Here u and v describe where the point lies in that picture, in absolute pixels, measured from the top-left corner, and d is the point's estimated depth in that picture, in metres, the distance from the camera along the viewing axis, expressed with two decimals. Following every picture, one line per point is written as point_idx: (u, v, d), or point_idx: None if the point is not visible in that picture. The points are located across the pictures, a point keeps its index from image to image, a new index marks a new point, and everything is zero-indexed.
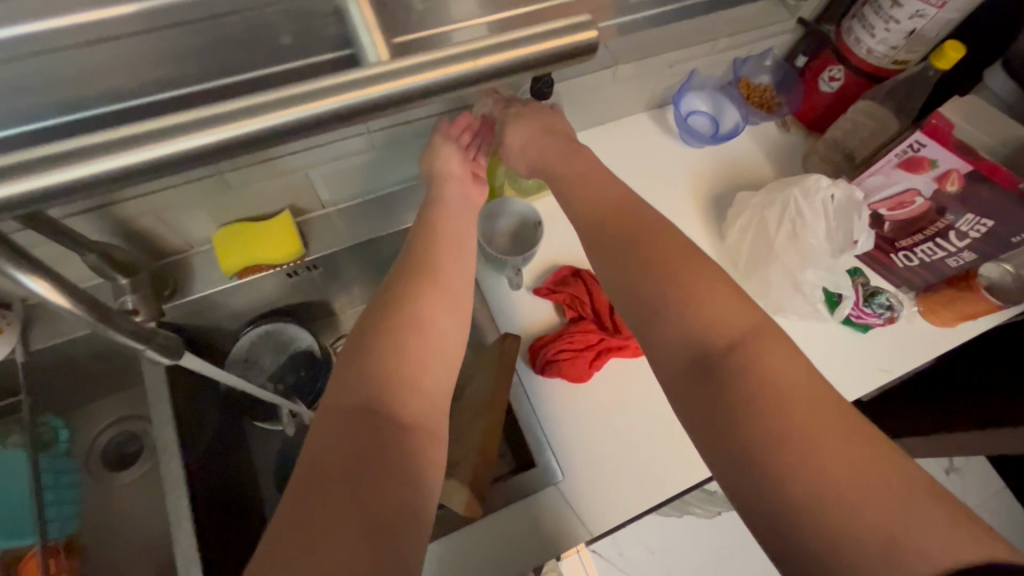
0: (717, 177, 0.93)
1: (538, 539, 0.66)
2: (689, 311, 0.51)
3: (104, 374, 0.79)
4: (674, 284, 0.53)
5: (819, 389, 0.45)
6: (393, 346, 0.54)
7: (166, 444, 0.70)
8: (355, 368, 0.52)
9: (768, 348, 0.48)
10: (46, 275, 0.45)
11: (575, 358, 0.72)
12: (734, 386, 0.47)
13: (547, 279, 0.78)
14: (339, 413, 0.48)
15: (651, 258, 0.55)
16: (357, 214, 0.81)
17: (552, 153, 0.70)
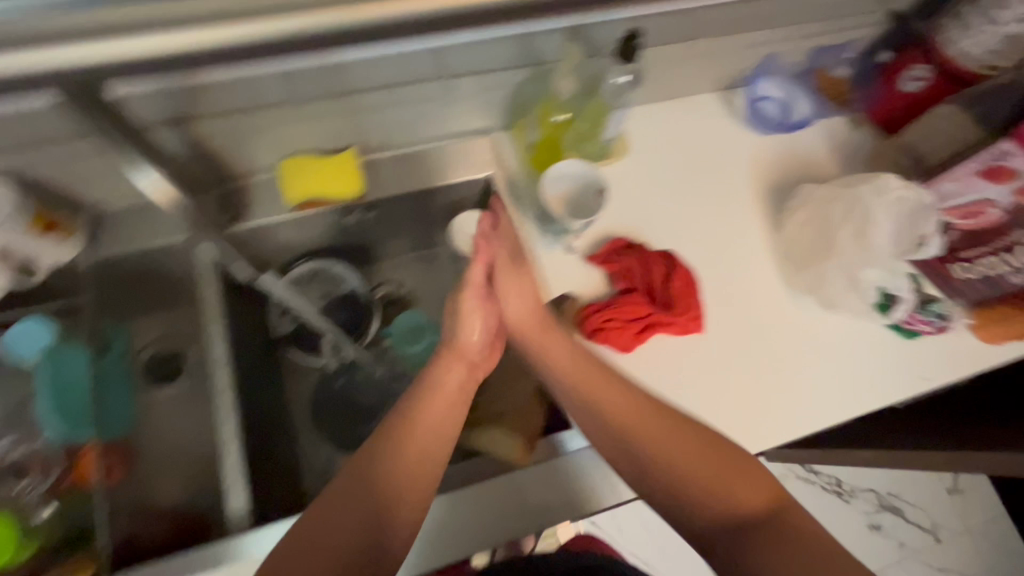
0: (782, 166, 0.90)
1: (556, 502, 0.68)
2: (671, 455, 0.64)
3: (157, 289, 0.81)
4: (665, 434, 0.65)
5: (757, 484, 0.63)
6: (423, 413, 0.66)
7: (217, 361, 0.72)
8: (375, 469, 0.62)
9: (739, 491, 0.63)
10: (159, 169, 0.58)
11: (622, 328, 0.73)
12: (699, 465, 0.64)
13: (601, 249, 0.78)
14: (374, 479, 0.61)
15: (639, 415, 0.66)
16: (418, 162, 0.82)
17: (525, 319, 0.73)
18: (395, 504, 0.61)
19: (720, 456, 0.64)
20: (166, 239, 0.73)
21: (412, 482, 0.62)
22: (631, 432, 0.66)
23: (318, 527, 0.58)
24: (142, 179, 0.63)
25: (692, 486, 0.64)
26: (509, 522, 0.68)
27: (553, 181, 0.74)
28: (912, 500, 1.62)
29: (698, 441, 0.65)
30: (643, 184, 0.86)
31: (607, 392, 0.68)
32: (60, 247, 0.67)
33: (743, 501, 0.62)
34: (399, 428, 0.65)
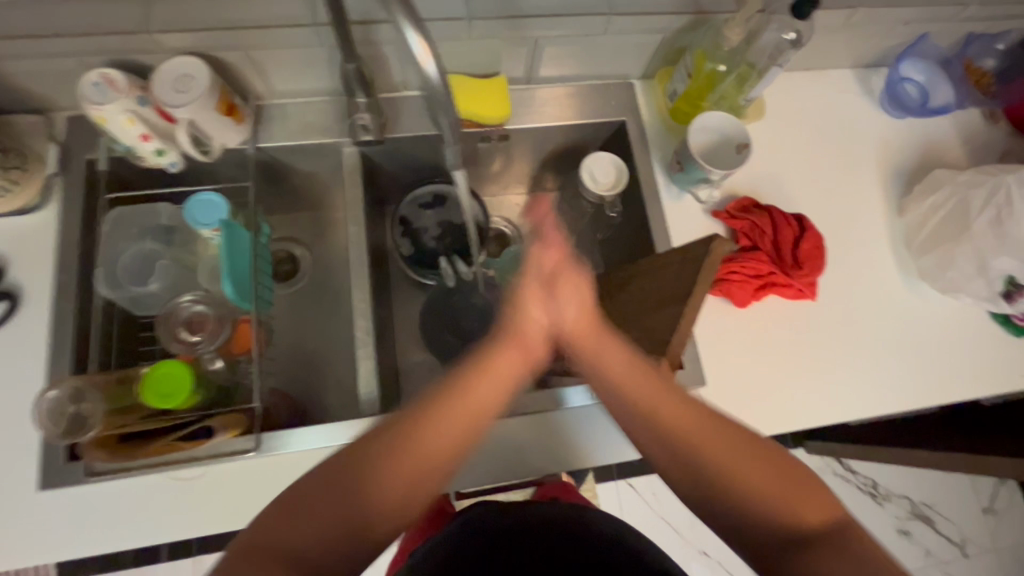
0: (913, 150, 0.89)
1: (545, 452, 0.72)
2: (714, 467, 0.54)
3: (293, 186, 0.87)
4: (712, 444, 0.55)
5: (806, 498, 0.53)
6: (438, 410, 0.55)
7: (355, 259, 0.76)
8: (368, 461, 0.52)
9: (794, 498, 0.53)
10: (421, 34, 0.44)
11: (742, 282, 0.76)
12: (740, 475, 0.54)
13: (728, 205, 0.80)
14: (369, 473, 0.51)
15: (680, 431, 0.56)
16: (556, 99, 0.85)
17: (583, 327, 0.62)
18: (386, 499, 0.52)
19: (761, 462, 0.54)
20: (321, 138, 0.78)
21: (418, 482, 0.53)
22: (666, 429, 0.56)
23: (294, 514, 0.49)
24: (409, 26, 0.43)
25: (738, 487, 0.54)
26: (502, 465, 0.71)
27: (698, 129, 0.76)
28: (944, 513, 1.62)
29: (751, 454, 0.54)
30: (771, 149, 0.86)
31: (641, 381, 0.58)
32: (234, 132, 0.72)
33: (795, 510, 0.52)
34: (397, 436, 0.53)
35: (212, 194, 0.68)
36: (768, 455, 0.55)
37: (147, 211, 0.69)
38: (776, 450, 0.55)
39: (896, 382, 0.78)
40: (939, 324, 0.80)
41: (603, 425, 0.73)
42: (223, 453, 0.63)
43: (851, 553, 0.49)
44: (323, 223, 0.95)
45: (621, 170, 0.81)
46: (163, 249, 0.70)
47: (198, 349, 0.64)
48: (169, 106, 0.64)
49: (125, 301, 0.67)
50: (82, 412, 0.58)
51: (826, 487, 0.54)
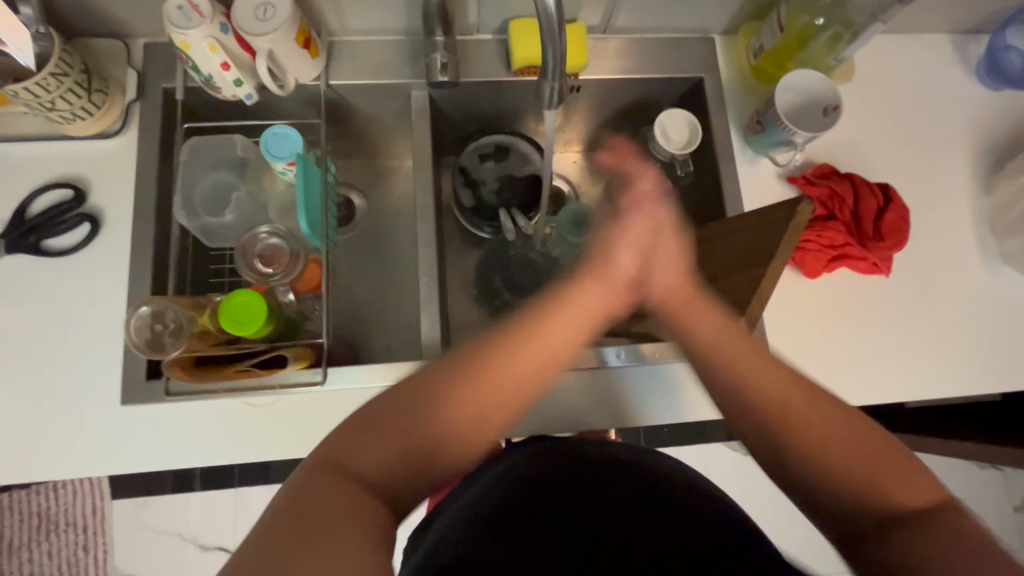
0: (1007, 125, 0.84)
1: (593, 407, 0.75)
2: (799, 428, 0.52)
3: (356, 129, 0.86)
4: (799, 407, 0.53)
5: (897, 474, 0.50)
6: (517, 345, 0.54)
7: (422, 205, 0.76)
8: (443, 387, 0.51)
9: (884, 468, 0.50)
10: None
11: (815, 252, 0.73)
12: (828, 436, 0.51)
13: (806, 171, 0.77)
14: (444, 398, 0.51)
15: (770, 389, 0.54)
16: (631, 51, 0.82)
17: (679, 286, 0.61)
18: (453, 434, 0.50)
19: (847, 426, 0.52)
20: (391, 79, 0.77)
21: (485, 417, 0.52)
22: (757, 391, 0.54)
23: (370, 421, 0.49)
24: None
25: (825, 450, 0.51)
26: (551, 418, 0.75)
27: (786, 88, 0.72)
28: (974, 509, 1.60)
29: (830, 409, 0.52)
30: (855, 116, 0.82)
31: (733, 342, 0.57)
32: (308, 66, 0.71)
33: (887, 484, 0.49)
34: (474, 363, 0.52)
35: (288, 128, 0.67)
36: (854, 419, 0.52)
37: (223, 143, 0.70)
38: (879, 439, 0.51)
39: (965, 365, 0.75)
40: (1017, 309, 0.77)
41: (649, 386, 0.76)
42: (292, 384, 0.65)
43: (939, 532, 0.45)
44: (382, 170, 0.94)
45: (695, 129, 0.78)
46: (237, 182, 0.70)
47: (270, 281, 0.65)
48: (250, 34, 0.63)
49: (199, 231, 0.67)
50: (166, 331, 0.61)
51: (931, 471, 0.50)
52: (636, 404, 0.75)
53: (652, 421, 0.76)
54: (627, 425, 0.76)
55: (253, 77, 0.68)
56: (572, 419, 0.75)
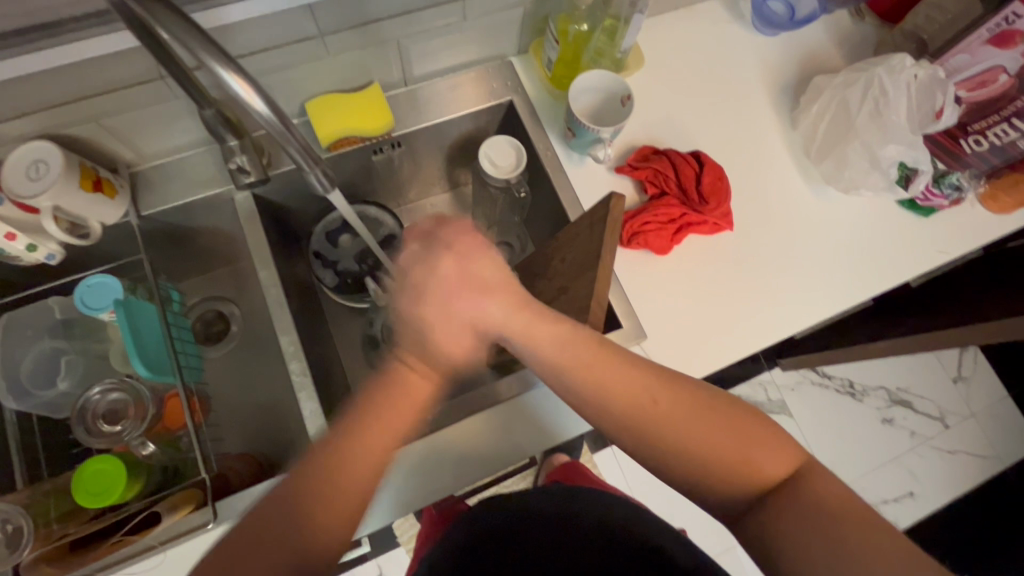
0: (793, 63, 0.91)
1: (514, 441, 0.73)
2: (672, 435, 0.53)
3: (197, 247, 0.84)
4: (670, 417, 0.54)
5: (761, 443, 0.53)
6: (375, 414, 0.55)
7: (276, 301, 0.74)
8: (312, 474, 0.51)
9: (750, 453, 0.52)
10: (240, 70, 0.43)
11: (660, 230, 0.77)
12: (691, 432, 0.53)
13: (629, 158, 0.81)
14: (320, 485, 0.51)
15: (654, 408, 0.54)
16: (436, 94, 0.83)
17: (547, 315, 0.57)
18: (327, 519, 0.50)
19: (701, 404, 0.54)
20: (206, 190, 0.75)
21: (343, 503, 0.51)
22: (652, 421, 0.54)
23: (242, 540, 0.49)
24: (220, 65, 0.42)
25: (685, 446, 0.53)
26: (475, 466, 0.73)
27: (579, 93, 0.76)
28: (919, 393, 1.70)
29: (693, 397, 0.55)
30: (660, 95, 0.87)
31: (606, 374, 0.55)
32: (110, 207, 0.68)
33: (755, 463, 0.52)
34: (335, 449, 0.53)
35: (103, 276, 0.64)
36: (709, 405, 0.54)
37: (38, 310, 0.66)
38: (731, 409, 0.54)
39: (824, 286, 0.80)
40: (852, 223, 0.83)
41: (564, 404, 0.75)
42: (176, 535, 0.59)
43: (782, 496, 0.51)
44: (240, 275, 0.91)
45: (519, 150, 0.80)
46: (67, 345, 0.67)
47: (122, 438, 0.61)
48: (26, 197, 0.60)
49: (40, 408, 0.64)
50: (17, 532, 0.55)
51: (784, 437, 0.54)
52: (556, 424, 0.74)
53: (571, 435, 0.75)
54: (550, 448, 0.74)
55: (49, 236, 0.66)
56: (496, 459, 0.73)
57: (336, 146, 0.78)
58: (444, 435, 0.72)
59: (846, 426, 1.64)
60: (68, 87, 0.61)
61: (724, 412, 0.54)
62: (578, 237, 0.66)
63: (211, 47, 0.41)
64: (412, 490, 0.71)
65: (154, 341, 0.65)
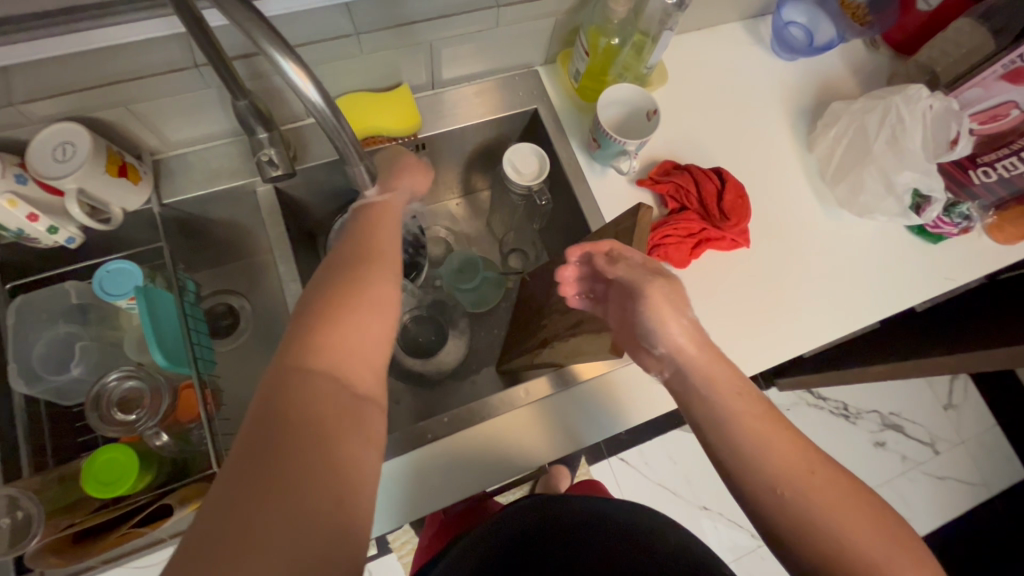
0: (809, 88, 0.94)
1: (528, 447, 0.73)
2: (810, 500, 0.48)
3: (213, 238, 0.83)
4: (823, 492, 0.48)
5: (901, 544, 0.48)
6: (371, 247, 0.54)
7: (294, 297, 0.73)
8: (332, 317, 0.46)
9: (890, 554, 0.47)
10: (298, 60, 0.43)
11: (680, 244, 0.78)
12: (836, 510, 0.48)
13: (651, 171, 0.82)
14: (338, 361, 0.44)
15: (799, 469, 0.50)
16: (463, 99, 0.84)
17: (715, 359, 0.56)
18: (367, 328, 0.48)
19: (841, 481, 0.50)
20: (230, 182, 0.75)
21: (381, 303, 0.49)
22: (789, 479, 0.49)
23: (249, 449, 0.38)
24: (279, 52, 0.42)
25: (823, 523, 0.48)
26: (487, 471, 0.72)
27: (606, 105, 0.77)
28: (910, 417, 1.72)
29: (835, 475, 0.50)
30: (681, 112, 0.89)
31: (760, 428, 0.52)
32: (133, 193, 0.68)
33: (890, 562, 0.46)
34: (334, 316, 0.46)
35: (123, 262, 0.64)
36: (857, 490, 0.50)
37: (54, 294, 0.65)
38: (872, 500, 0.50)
39: (835, 307, 0.81)
40: (865, 247, 0.85)
41: (580, 412, 0.75)
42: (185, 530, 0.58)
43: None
44: (254, 268, 0.90)
45: (542, 158, 0.81)
46: (81, 331, 0.66)
47: (137, 428, 0.60)
48: (52, 178, 0.59)
49: (50, 394, 0.62)
50: (22, 521, 0.53)
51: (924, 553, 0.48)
52: (570, 432, 0.74)
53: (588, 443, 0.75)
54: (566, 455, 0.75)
55: (70, 219, 0.65)
56: (510, 467, 0.72)
57: (367, 142, 0.78)
58: (468, 436, 0.72)
59: (838, 448, 1.66)
60: (101, 70, 0.60)
61: (868, 501, 0.49)
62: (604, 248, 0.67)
63: (269, 32, 0.42)
64: (422, 494, 0.70)
65: (172, 330, 0.64)
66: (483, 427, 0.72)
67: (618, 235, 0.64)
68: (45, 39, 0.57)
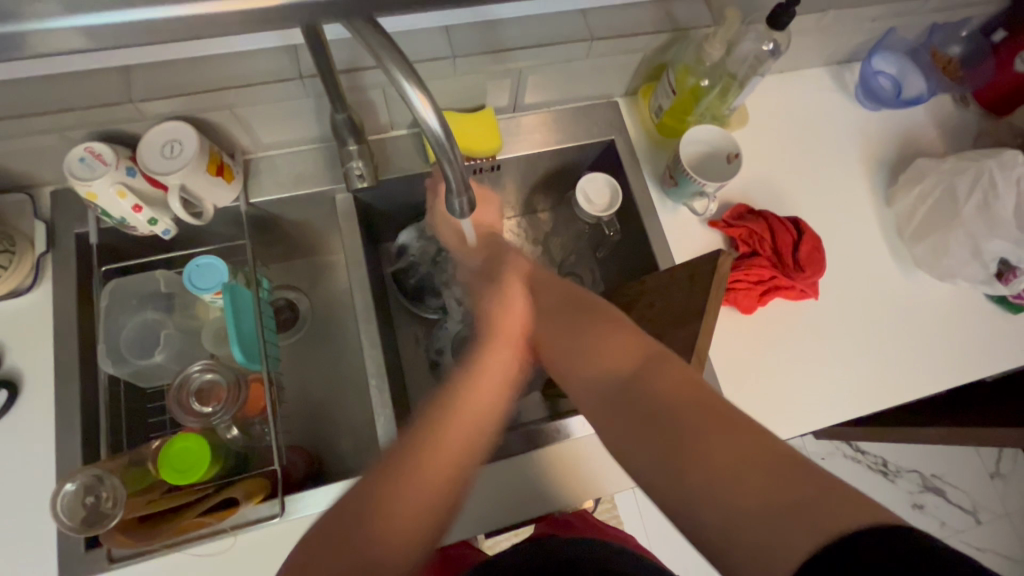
0: (892, 141, 0.91)
1: (568, 484, 0.72)
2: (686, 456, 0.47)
3: (286, 237, 0.85)
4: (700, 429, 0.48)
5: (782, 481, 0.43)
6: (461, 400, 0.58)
7: (361, 304, 0.75)
8: (380, 474, 0.51)
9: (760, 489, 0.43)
10: (424, 89, 0.44)
11: (748, 290, 0.77)
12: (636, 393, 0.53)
13: (724, 213, 0.82)
14: (390, 489, 0.50)
15: (691, 437, 0.48)
16: (542, 124, 0.85)
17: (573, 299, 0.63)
18: (413, 486, 0.51)
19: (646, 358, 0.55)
20: (312, 187, 0.77)
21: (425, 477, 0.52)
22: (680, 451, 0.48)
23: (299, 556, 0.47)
24: (407, 80, 0.43)
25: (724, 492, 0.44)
26: (531, 500, 0.71)
27: (687, 144, 0.77)
28: (954, 483, 1.65)
29: (629, 342, 0.56)
30: (758, 155, 0.88)
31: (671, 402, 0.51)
32: (225, 191, 0.71)
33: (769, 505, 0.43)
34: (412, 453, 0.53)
35: (212, 258, 0.67)
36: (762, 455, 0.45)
37: (144, 280, 0.68)
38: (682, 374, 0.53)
39: (901, 369, 0.79)
40: (940, 309, 0.82)
41: None
42: (247, 522, 0.61)
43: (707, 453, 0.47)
44: (318, 268, 0.93)
45: (615, 190, 0.82)
46: (165, 318, 0.69)
47: (212, 421, 0.62)
48: (159, 173, 0.62)
49: (130, 377, 0.65)
50: (102, 502, 0.55)
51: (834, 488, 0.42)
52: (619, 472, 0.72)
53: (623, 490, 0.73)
54: (601, 498, 0.73)
55: (167, 211, 0.68)
56: (548, 501, 0.71)
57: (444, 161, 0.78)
58: (507, 462, 0.72)
59: (874, 505, 1.59)
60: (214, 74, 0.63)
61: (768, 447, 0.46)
62: (667, 286, 0.66)
63: (399, 58, 0.43)
64: (466, 515, 0.70)
65: (250, 328, 0.66)
66: (521, 456, 0.72)
67: (689, 279, 0.64)
68: (172, 42, 0.63)
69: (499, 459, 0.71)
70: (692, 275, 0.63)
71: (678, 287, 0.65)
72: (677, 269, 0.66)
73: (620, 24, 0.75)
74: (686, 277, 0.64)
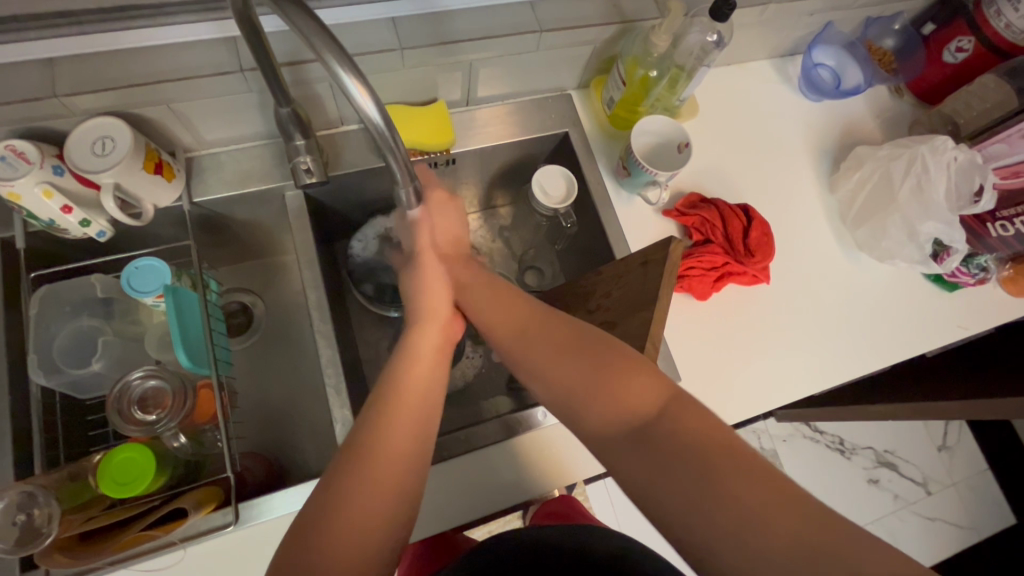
0: (834, 130, 0.95)
1: (533, 474, 0.72)
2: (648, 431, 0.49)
3: (235, 237, 0.82)
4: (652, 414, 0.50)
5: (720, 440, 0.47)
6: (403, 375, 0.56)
7: (315, 304, 0.73)
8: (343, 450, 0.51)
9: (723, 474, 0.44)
10: (361, 80, 0.43)
11: (702, 275, 0.79)
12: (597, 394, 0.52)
13: (678, 202, 0.84)
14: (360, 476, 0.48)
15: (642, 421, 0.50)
16: (497, 117, 0.85)
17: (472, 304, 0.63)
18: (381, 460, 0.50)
19: (600, 345, 0.55)
20: (261, 185, 0.75)
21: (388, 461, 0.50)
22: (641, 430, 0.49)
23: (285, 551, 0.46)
24: (344, 69, 0.42)
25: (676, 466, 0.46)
26: (497, 493, 0.71)
27: (638, 135, 0.78)
28: (905, 456, 1.73)
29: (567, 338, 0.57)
30: (709, 145, 0.90)
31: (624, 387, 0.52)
32: (165, 190, 0.68)
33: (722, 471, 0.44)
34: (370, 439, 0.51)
35: (152, 259, 0.64)
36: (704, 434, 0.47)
37: (79, 285, 0.64)
38: (642, 367, 0.52)
39: (848, 347, 0.82)
40: (882, 289, 0.86)
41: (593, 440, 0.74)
42: (199, 532, 0.59)
43: (713, 459, 0.45)
44: (272, 269, 0.90)
45: (570, 181, 0.82)
46: (103, 325, 0.65)
47: (156, 428, 0.59)
48: (89, 172, 0.59)
49: (66, 387, 0.62)
50: (36, 519, 0.51)
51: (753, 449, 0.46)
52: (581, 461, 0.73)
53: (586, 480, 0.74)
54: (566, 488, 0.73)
55: (102, 212, 0.65)
56: (511, 493, 0.71)
57: None
58: (470, 455, 0.71)
59: (832, 481, 1.66)
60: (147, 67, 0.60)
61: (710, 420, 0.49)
62: (624, 275, 0.67)
63: (334, 45, 0.42)
64: (431, 511, 0.69)
65: (195, 333, 0.63)
66: (485, 448, 0.71)
67: (641, 266, 0.64)
68: (105, 34, 0.61)
69: (462, 454, 0.71)
70: (647, 262, 0.63)
71: (630, 276, 0.65)
72: (631, 256, 0.67)
73: (569, 16, 0.75)
74: (641, 265, 0.64)
